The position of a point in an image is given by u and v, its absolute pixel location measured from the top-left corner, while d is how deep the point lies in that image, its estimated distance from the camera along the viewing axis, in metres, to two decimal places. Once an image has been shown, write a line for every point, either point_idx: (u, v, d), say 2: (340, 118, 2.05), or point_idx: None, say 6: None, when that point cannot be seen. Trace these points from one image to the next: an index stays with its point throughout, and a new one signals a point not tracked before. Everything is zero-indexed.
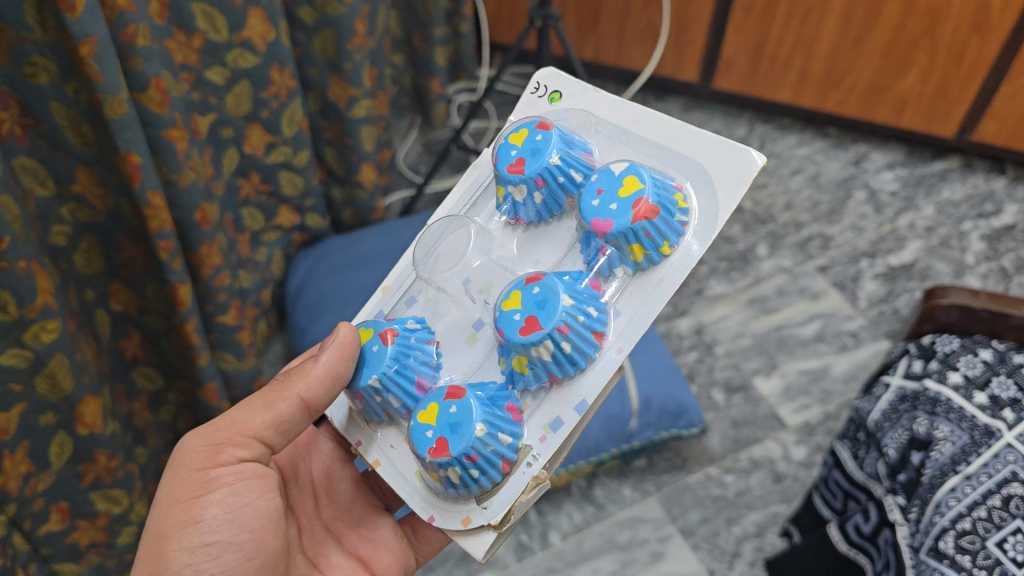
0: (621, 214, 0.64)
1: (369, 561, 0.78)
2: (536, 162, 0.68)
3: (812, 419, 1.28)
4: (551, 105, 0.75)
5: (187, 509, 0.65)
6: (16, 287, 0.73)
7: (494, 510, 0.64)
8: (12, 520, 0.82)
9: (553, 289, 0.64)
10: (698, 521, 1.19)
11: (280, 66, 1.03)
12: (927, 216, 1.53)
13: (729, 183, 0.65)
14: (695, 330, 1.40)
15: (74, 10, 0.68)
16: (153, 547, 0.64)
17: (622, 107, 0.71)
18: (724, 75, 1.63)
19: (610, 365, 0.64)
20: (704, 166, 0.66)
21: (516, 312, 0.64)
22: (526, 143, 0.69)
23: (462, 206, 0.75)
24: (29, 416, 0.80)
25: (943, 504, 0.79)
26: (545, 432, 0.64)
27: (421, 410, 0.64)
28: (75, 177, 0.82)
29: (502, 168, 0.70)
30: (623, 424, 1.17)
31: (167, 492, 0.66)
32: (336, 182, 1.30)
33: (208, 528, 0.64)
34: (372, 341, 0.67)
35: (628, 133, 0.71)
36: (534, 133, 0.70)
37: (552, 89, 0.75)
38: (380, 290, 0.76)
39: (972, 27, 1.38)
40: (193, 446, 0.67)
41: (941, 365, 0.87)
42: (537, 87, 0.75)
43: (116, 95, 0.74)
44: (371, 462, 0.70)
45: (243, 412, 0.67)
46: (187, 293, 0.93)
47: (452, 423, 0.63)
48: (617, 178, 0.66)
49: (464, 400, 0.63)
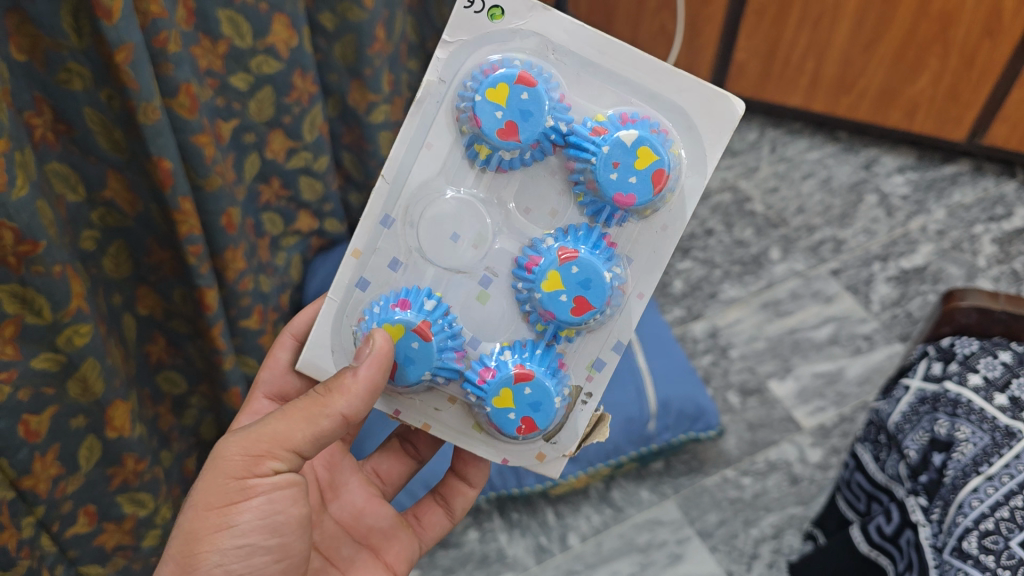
0: (645, 191, 0.65)
1: (379, 548, 0.79)
2: (531, 125, 0.65)
3: (828, 422, 1.29)
4: (492, 24, 0.66)
5: (221, 513, 0.63)
6: (51, 291, 0.73)
7: (565, 444, 0.72)
8: (41, 521, 0.83)
9: (593, 267, 0.67)
10: (717, 523, 1.20)
11: (302, 72, 1.03)
12: (939, 219, 1.54)
13: (713, 129, 0.66)
14: (710, 333, 1.40)
15: (111, 18, 0.68)
16: (182, 547, 0.62)
17: (584, 34, 0.65)
18: (736, 82, 1.64)
19: (635, 308, 0.70)
20: (686, 111, 0.66)
21: (560, 292, 0.67)
22: (511, 102, 0.65)
23: (416, 147, 0.68)
24: (61, 419, 0.81)
25: (965, 504, 0.80)
26: (590, 373, 0.71)
27: (495, 396, 0.68)
28: (105, 182, 0.83)
29: (490, 133, 0.65)
30: (642, 426, 1.18)
31: (199, 492, 0.63)
32: (353, 187, 1.31)
33: (241, 533, 0.63)
34: (409, 336, 0.67)
35: (597, 65, 0.66)
36: (517, 88, 0.64)
37: (490, 4, 0.65)
38: (350, 254, 0.70)
39: (984, 32, 1.40)
40: (230, 450, 0.63)
41: (960, 367, 0.87)
42: (471, 1, 0.65)
43: (150, 101, 0.75)
44: (422, 426, 0.73)
45: (283, 422, 0.63)
46: (214, 297, 0.94)
47: (532, 403, 0.68)
48: (628, 147, 0.64)
49: (535, 380, 0.68)
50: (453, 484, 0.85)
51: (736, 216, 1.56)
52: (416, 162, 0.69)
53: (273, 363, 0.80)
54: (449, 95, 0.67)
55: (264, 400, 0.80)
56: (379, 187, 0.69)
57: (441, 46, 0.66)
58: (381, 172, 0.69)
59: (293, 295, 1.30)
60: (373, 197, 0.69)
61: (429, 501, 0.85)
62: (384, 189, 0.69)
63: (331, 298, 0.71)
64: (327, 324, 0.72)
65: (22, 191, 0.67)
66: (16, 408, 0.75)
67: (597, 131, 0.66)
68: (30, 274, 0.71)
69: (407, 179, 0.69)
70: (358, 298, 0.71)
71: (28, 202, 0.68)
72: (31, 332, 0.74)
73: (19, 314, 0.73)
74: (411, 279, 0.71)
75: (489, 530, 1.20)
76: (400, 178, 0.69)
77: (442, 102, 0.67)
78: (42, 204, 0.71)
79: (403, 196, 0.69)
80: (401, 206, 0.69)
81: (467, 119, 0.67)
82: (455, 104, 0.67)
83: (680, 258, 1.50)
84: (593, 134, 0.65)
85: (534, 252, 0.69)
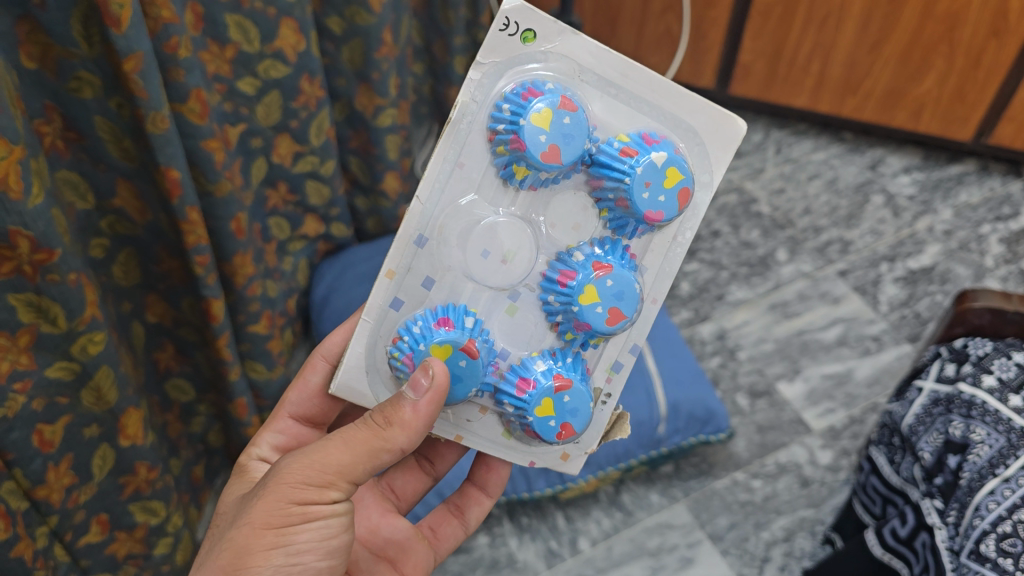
0: (671, 207, 0.65)
1: (397, 560, 0.79)
2: (571, 149, 0.63)
3: (837, 423, 1.29)
4: (524, 46, 0.64)
5: (280, 532, 0.58)
6: (66, 299, 0.73)
7: (587, 441, 0.74)
8: (54, 531, 0.83)
9: (626, 280, 0.67)
10: (727, 527, 1.19)
11: (310, 77, 1.03)
12: (946, 219, 1.54)
13: (718, 147, 0.68)
14: (717, 335, 1.40)
15: (120, 27, 0.67)
16: (233, 560, 0.58)
17: (610, 57, 0.65)
18: (741, 83, 1.63)
19: (648, 314, 0.71)
20: (695, 130, 0.67)
21: (596, 306, 0.67)
22: (554, 126, 0.62)
23: (448, 166, 0.67)
24: (74, 428, 0.81)
25: (983, 506, 0.80)
26: (609, 375, 0.72)
27: (538, 406, 0.67)
28: (115, 190, 0.83)
29: (533, 157, 0.62)
30: (652, 430, 1.17)
31: (257, 509, 0.59)
32: (359, 192, 1.31)
33: (296, 553, 0.59)
34: (456, 355, 0.66)
35: (618, 87, 0.66)
36: (559, 113, 0.62)
37: (524, 27, 0.64)
38: (385, 276, 0.68)
39: (989, 32, 1.40)
40: (293, 472, 0.60)
41: (974, 368, 0.87)
42: (506, 23, 0.63)
43: (159, 111, 0.74)
44: (454, 438, 0.72)
45: (346, 446, 0.61)
46: (220, 308, 0.94)
47: (571, 410, 0.67)
48: (659, 167, 0.64)
49: (574, 390, 0.67)
50: (469, 493, 0.85)
51: (742, 218, 1.55)
52: (449, 181, 0.67)
53: (302, 385, 0.78)
54: (481, 115, 0.66)
55: (289, 420, 0.78)
56: (414, 207, 0.67)
57: (473, 67, 0.64)
58: (415, 192, 0.67)
59: (300, 300, 1.29)
60: (406, 219, 0.67)
61: (442, 512, 0.85)
62: (419, 208, 0.67)
63: (364, 320, 0.69)
64: (359, 347, 0.69)
65: (38, 199, 0.67)
66: (31, 418, 0.75)
67: (626, 151, 0.65)
68: (45, 283, 0.71)
69: (440, 197, 0.67)
70: (392, 318, 0.69)
71: (44, 210, 0.68)
72: (46, 341, 0.74)
73: (33, 323, 0.73)
74: (446, 295, 0.70)
75: (498, 535, 1.19)
76: (434, 197, 0.67)
77: (474, 122, 0.66)
78: (56, 213, 0.71)
79: (438, 215, 0.68)
80: (436, 224, 0.68)
81: (505, 142, 0.64)
82: (489, 125, 0.65)
83: (686, 260, 1.50)
84: (623, 155, 0.65)
85: (564, 266, 0.68)
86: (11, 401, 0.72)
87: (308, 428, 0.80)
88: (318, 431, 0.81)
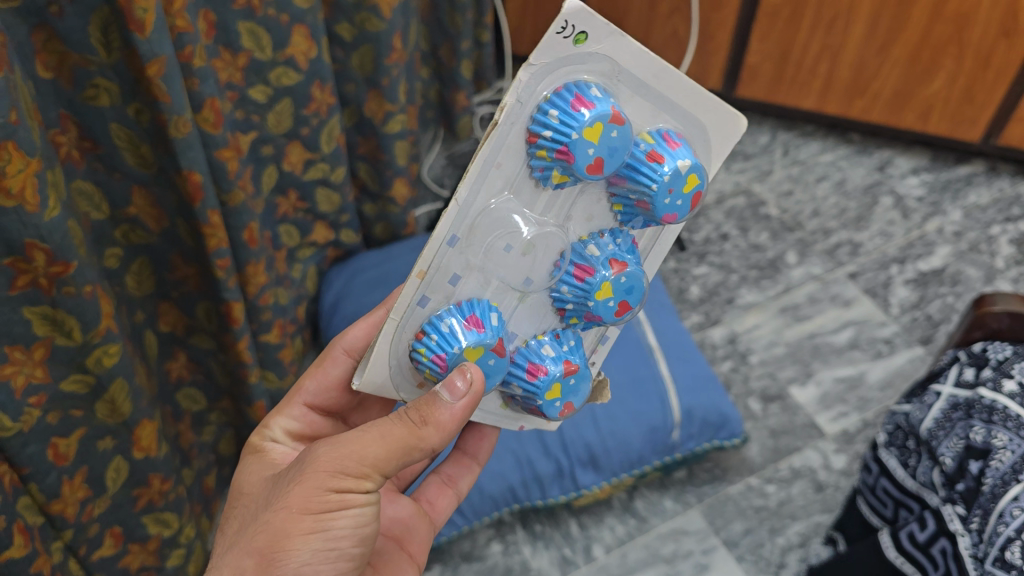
0: (686, 210, 0.61)
1: (403, 539, 0.75)
2: (614, 162, 0.58)
3: (850, 427, 1.28)
4: (574, 48, 0.56)
5: (317, 519, 0.58)
6: (82, 312, 0.71)
7: None
8: (69, 545, 0.82)
9: (639, 275, 0.65)
10: (742, 532, 1.19)
11: (321, 83, 1.02)
12: (955, 220, 1.54)
13: (721, 141, 0.63)
14: (728, 339, 1.39)
15: (144, 31, 0.67)
16: (269, 545, 0.58)
17: (647, 58, 0.58)
18: (748, 85, 1.62)
19: None
20: (704, 126, 0.62)
21: (609, 300, 0.64)
22: (603, 139, 0.56)
23: (485, 167, 0.59)
24: (89, 441, 0.80)
25: (1006, 513, 0.78)
26: (596, 346, 0.72)
27: (548, 391, 0.65)
28: (130, 199, 0.82)
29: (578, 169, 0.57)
30: (665, 435, 1.17)
31: (294, 494, 0.58)
32: (368, 198, 1.30)
33: (331, 538, 0.59)
34: (487, 354, 0.62)
35: (649, 87, 0.60)
36: (610, 127, 0.56)
37: (579, 30, 0.55)
38: (415, 276, 0.62)
39: (1000, 33, 1.40)
40: (331, 461, 0.58)
41: (995, 373, 0.86)
42: (563, 26, 0.55)
43: (182, 114, 0.74)
44: None
45: (385, 438, 0.59)
46: (241, 310, 0.93)
47: (575, 391, 0.66)
48: (684, 175, 0.59)
49: (580, 375, 0.66)
50: (459, 462, 0.82)
51: (751, 220, 1.55)
52: (486, 184, 0.60)
53: (321, 374, 0.76)
54: (523, 116, 0.58)
55: (305, 407, 0.76)
56: (450, 210, 0.60)
57: (523, 69, 0.56)
58: (452, 194, 0.60)
59: (309, 307, 1.29)
60: (441, 221, 0.60)
61: (435, 484, 0.81)
62: (455, 210, 0.60)
63: (390, 318, 0.64)
64: (385, 342, 0.64)
65: (55, 211, 0.66)
66: (46, 432, 0.74)
67: (653, 156, 0.59)
68: (61, 296, 0.70)
69: (475, 199, 0.60)
70: (420, 315, 0.64)
71: (60, 222, 0.66)
72: (61, 354, 0.74)
73: (49, 336, 0.72)
74: (472, 288, 0.64)
75: (512, 543, 1.19)
76: (470, 201, 0.60)
77: (516, 124, 0.58)
78: (72, 225, 0.70)
79: (471, 217, 0.61)
80: (468, 223, 0.61)
81: (549, 148, 0.57)
82: (531, 127, 0.58)
83: (695, 263, 1.49)
84: (650, 160, 0.59)
85: (580, 259, 0.64)
86: (27, 415, 0.71)
87: (321, 415, 0.77)
88: (331, 420, 0.78)
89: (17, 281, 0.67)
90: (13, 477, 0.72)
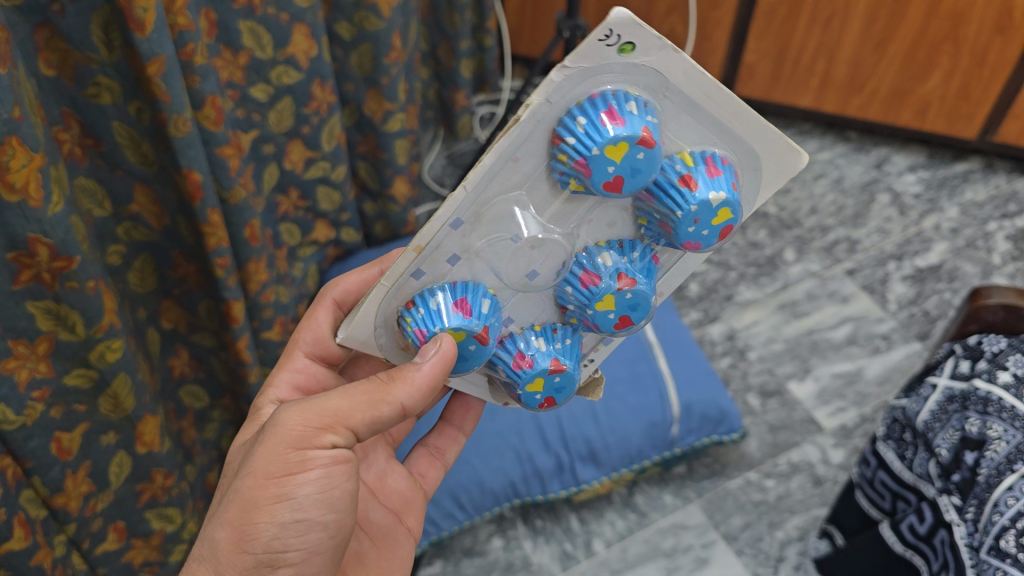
0: (712, 240, 0.60)
1: (403, 513, 0.77)
2: (637, 182, 0.56)
3: (849, 422, 1.29)
4: (617, 56, 0.55)
5: (280, 485, 0.60)
6: (85, 306, 0.72)
7: None
8: (71, 539, 0.83)
9: (645, 293, 0.64)
10: (741, 526, 1.20)
11: (321, 82, 1.03)
12: (952, 217, 1.55)
13: (772, 171, 0.62)
14: (727, 335, 1.40)
15: (143, 30, 0.68)
16: (239, 515, 0.60)
17: (701, 80, 0.57)
18: (746, 84, 1.63)
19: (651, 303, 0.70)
20: (755, 154, 0.62)
21: (609, 312, 0.64)
22: (626, 159, 0.55)
23: (501, 158, 0.58)
24: (92, 435, 0.81)
25: (1001, 502, 0.79)
26: (597, 346, 0.72)
27: (529, 384, 0.65)
28: (133, 196, 0.83)
29: (595, 184, 0.56)
30: (665, 431, 1.18)
31: (258, 460, 0.61)
32: (368, 196, 1.31)
33: (299, 507, 0.61)
34: (468, 340, 0.62)
35: (699, 107, 0.58)
36: (636, 148, 0.55)
37: (625, 39, 0.54)
38: (412, 249, 0.61)
39: (995, 29, 1.41)
40: (290, 422, 0.61)
41: (989, 365, 0.86)
42: (607, 34, 0.53)
43: (181, 113, 0.75)
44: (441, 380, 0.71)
45: (346, 402, 0.61)
46: (240, 309, 0.94)
47: (559, 390, 0.66)
48: (713, 207, 0.58)
49: (567, 377, 0.66)
50: (447, 434, 0.83)
51: (749, 218, 1.56)
52: (500, 174, 0.59)
53: (314, 326, 0.77)
54: (551, 116, 0.57)
55: (305, 359, 0.77)
56: (457, 195, 0.59)
57: (557, 70, 0.55)
58: (462, 179, 0.59)
59: None
60: (447, 203, 0.60)
61: (425, 457, 0.82)
62: (463, 196, 0.59)
63: (382, 284, 0.63)
64: (373, 307, 0.64)
65: (58, 207, 0.67)
66: (49, 426, 0.75)
67: (686, 180, 0.58)
68: (64, 290, 0.71)
69: (486, 187, 0.60)
70: (411, 287, 0.64)
71: (63, 218, 0.67)
72: (64, 349, 0.74)
73: (52, 331, 0.73)
74: (468, 272, 0.64)
75: (512, 538, 1.19)
76: (481, 189, 0.59)
77: (541, 123, 0.57)
78: (75, 220, 0.71)
79: (479, 201, 0.60)
80: (474, 209, 0.61)
81: (569, 155, 0.57)
82: (558, 130, 0.57)
83: None
84: (682, 185, 0.58)
85: (589, 265, 0.64)
86: (30, 410, 0.72)
87: (323, 367, 0.78)
88: (332, 372, 0.79)
89: (20, 276, 0.68)
90: (16, 471, 0.73)
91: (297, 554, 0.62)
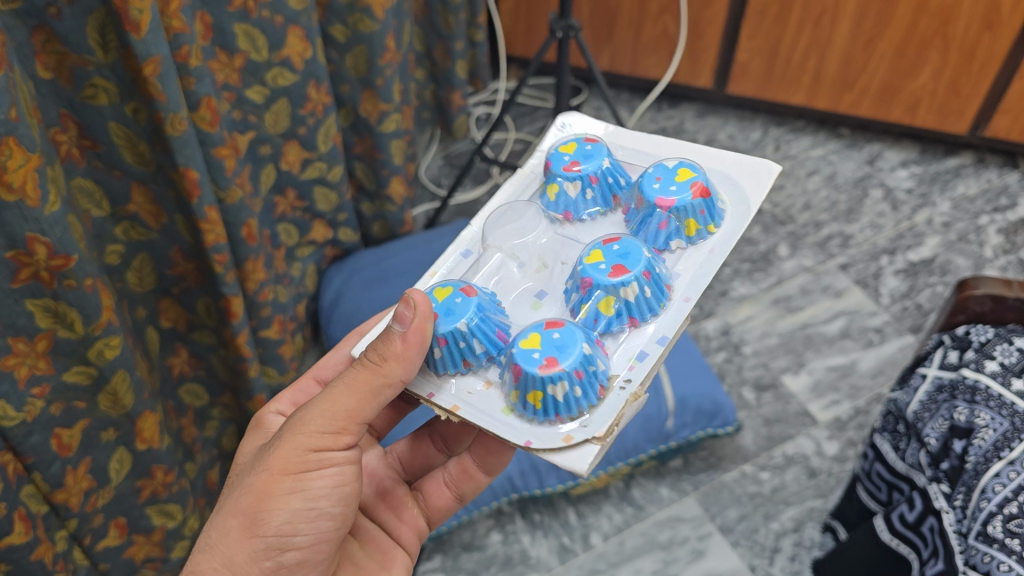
0: (683, 190, 0.70)
1: (392, 527, 0.78)
2: (593, 163, 0.74)
3: (843, 415, 1.30)
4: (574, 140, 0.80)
5: (296, 478, 0.62)
6: (82, 304, 0.74)
7: (596, 424, 0.61)
8: (73, 535, 0.85)
9: (633, 246, 0.68)
10: (737, 518, 1.21)
11: (316, 83, 1.05)
12: (944, 211, 1.56)
13: (753, 179, 0.73)
14: (722, 330, 1.42)
15: (139, 31, 0.69)
16: (253, 504, 0.62)
17: (648, 138, 0.78)
18: (738, 81, 1.67)
19: (681, 308, 0.66)
20: (732, 174, 0.74)
21: (600, 264, 0.67)
22: (578, 151, 0.75)
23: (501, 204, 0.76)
24: (91, 432, 0.82)
25: (989, 489, 0.80)
26: (631, 363, 0.65)
27: (523, 338, 0.64)
28: (130, 196, 0.84)
29: (556, 168, 0.74)
30: (660, 424, 1.18)
31: (274, 454, 0.62)
32: (366, 197, 1.32)
33: (312, 497, 0.62)
34: (455, 294, 0.67)
35: (656, 156, 0.77)
36: (583, 144, 0.76)
37: (577, 128, 0.80)
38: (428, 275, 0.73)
39: (984, 25, 1.42)
40: (306, 418, 0.62)
41: (977, 355, 0.88)
42: (562, 126, 0.81)
43: (177, 113, 0.77)
44: (450, 408, 0.64)
45: (353, 396, 0.62)
46: (239, 305, 0.96)
47: (559, 344, 0.63)
48: (670, 168, 0.72)
49: (564, 327, 0.64)
50: (466, 468, 0.79)
51: None
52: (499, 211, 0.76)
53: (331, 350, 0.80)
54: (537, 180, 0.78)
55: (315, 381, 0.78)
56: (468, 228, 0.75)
57: (535, 155, 0.80)
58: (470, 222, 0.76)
59: (310, 305, 1.32)
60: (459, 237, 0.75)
61: (439, 480, 0.81)
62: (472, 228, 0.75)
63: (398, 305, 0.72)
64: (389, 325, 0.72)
65: (55, 206, 0.68)
66: (49, 423, 0.76)
67: None
68: (62, 288, 0.72)
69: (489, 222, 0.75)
70: None
71: (61, 217, 0.69)
72: (64, 346, 0.76)
73: (51, 329, 0.74)
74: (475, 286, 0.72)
75: (511, 532, 1.21)
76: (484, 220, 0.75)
77: (530, 181, 0.78)
78: (73, 220, 0.72)
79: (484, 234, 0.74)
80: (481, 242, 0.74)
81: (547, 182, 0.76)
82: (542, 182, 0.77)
83: None
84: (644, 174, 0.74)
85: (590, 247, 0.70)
86: (29, 406, 0.73)
87: None
88: None
89: (20, 274, 0.69)
90: (17, 466, 0.74)
91: (306, 540, 0.63)
